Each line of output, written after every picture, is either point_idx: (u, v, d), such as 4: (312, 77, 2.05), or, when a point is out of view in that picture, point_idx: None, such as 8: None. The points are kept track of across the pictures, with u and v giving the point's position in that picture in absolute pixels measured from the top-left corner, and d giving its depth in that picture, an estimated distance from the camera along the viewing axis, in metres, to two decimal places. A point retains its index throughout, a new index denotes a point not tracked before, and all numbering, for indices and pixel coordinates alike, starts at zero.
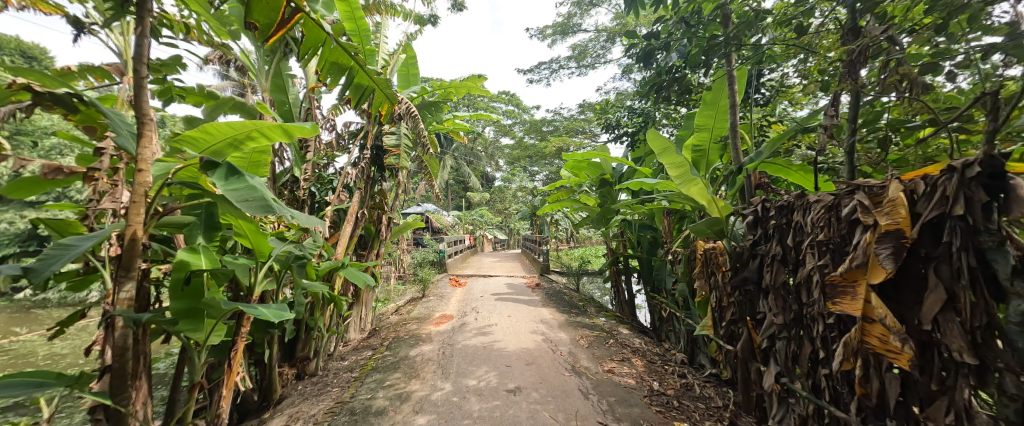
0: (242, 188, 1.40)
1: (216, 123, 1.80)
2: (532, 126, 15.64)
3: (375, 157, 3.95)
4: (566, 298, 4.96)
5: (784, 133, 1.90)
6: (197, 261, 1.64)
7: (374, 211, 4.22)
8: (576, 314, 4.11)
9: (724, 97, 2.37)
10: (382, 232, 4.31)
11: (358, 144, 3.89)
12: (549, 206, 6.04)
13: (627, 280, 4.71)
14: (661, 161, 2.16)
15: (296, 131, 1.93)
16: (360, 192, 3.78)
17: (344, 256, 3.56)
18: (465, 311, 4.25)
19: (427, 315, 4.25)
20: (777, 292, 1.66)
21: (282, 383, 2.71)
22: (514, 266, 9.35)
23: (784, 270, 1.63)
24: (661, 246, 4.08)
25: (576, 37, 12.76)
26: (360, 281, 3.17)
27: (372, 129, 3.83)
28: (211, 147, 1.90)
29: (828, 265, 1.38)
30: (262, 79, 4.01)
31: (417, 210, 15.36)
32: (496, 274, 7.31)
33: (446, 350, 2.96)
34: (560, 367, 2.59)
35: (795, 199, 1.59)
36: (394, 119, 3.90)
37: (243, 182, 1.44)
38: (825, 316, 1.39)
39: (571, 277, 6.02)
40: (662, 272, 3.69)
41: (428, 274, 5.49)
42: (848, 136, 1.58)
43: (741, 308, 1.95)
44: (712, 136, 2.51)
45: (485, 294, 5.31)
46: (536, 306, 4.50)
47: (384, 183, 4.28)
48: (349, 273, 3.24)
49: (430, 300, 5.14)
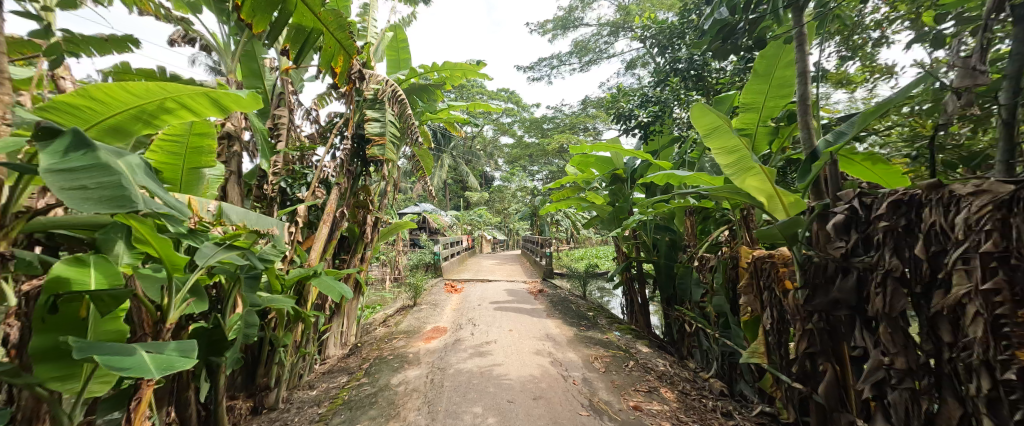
0: (83, 167, 1.02)
1: (107, 85, 1.27)
2: (532, 123, 15.14)
3: (355, 147, 3.44)
4: (573, 307, 4.47)
5: (880, 105, 1.43)
6: (81, 278, 1.19)
7: (357, 210, 3.73)
8: (586, 327, 3.61)
9: (781, 67, 1.91)
10: (366, 234, 3.80)
11: (337, 133, 3.39)
12: (552, 206, 5.55)
13: (642, 287, 4.22)
14: (708, 143, 1.68)
15: (230, 99, 1.46)
16: (338, 187, 3.28)
17: (319, 263, 3.07)
18: (460, 324, 3.76)
19: (416, 328, 3.75)
20: (891, 324, 1.18)
21: (233, 420, 2.21)
22: (514, 269, 8.87)
23: (904, 293, 1.15)
24: (681, 250, 3.60)
25: (578, 32, 12.30)
26: (334, 293, 2.71)
27: (353, 116, 3.33)
28: (106, 120, 1.39)
29: (1005, 291, 0.90)
30: (227, 59, 3.49)
31: (413, 210, 14.86)
32: (495, 278, 6.82)
33: (435, 377, 2.46)
34: (574, 403, 2.09)
35: (924, 192, 1.10)
36: (378, 105, 3.39)
37: (91, 159, 1.05)
38: (1000, 369, 0.92)
39: (577, 282, 5.53)
40: (686, 280, 3.20)
41: (419, 280, 5.00)
42: (1005, 101, 1.10)
43: (822, 337, 1.46)
44: (763, 115, 2.05)
45: (483, 302, 4.81)
46: (540, 317, 4.01)
47: (368, 178, 3.78)
48: (321, 282, 2.76)
49: (422, 308, 4.64)
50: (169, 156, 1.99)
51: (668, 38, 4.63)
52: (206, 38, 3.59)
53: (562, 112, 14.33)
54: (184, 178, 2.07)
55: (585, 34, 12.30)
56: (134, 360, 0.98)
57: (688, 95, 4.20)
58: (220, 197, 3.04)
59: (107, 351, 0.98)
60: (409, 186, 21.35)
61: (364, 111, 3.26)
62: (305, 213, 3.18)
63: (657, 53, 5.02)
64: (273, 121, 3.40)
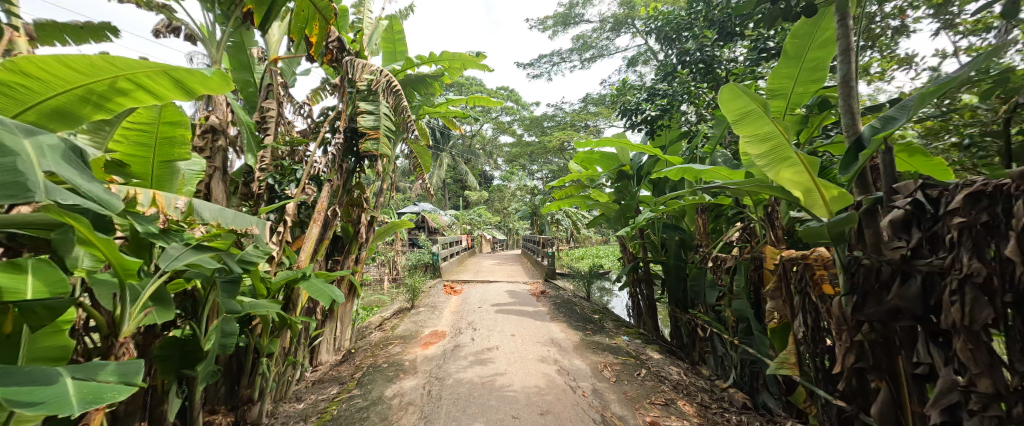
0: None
1: (41, 58, 1.09)
2: (532, 121, 14.95)
3: (347, 141, 3.24)
4: (578, 309, 4.28)
5: (944, 84, 1.24)
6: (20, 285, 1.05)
7: (350, 208, 3.53)
8: (593, 331, 3.43)
9: (817, 47, 1.73)
10: (361, 234, 3.61)
11: (328, 127, 3.20)
12: (554, 204, 5.36)
13: (649, 289, 4.03)
14: (736, 131, 1.52)
15: (192, 75, 1.28)
16: (330, 184, 3.09)
17: (308, 265, 2.88)
18: (460, 328, 3.57)
19: (413, 333, 3.56)
20: (971, 338, 1.00)
21: None
22: (514, 269, 8.67)
23: (988, 303, 0.96)
24: (692, 250, 3.42)
25: (578, 28, 12.10)
26: (325, 296, 2.53)
27: (345, 108, 3.13)
28: (47, 101, 1.20)
29: None
30: (212, 49, 3.30)
31: (412, 209, 14.69)
32: (496, 279, 6.63)
33: (433, 389, 2.27)
34: (585, 419, 1.91)
35: (1013, 183, 0.91)
36: (371, 97, 3.19)
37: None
38: None
39: (580, 283, 5.33)
40: (699, 282, 3.01)
41: (417, 282, 4.80)
42: None
43: (874, 350, 1.28)
44: (791, 103, 1.88)
45: (483, 304, 4.61)
46: (543, 320, 3.82)
47: (362, 175, 3.58)
48: (311, 285, 2.58)
49: (420, 311, 4.45)
50: (138, 147, 1.82)
51: (676, 29, 4.43)
52: (189, 27, 3.39)
53: (562, 109, 14.13)
54: (157, 173, 1.89)
55: (586, 30, 12.11)
56: (55, 390, 0.80)
57: (697, 88, 4.01)
58: (203, 194, 2.85)
59: (19, 379, 0.80)
60: (408, 186, 21.13)
61: (357, 102, 3.06)
62: (294, 212, 2.99)
63: (663, 45, 4.84)
64: (261, 113, 3.21)
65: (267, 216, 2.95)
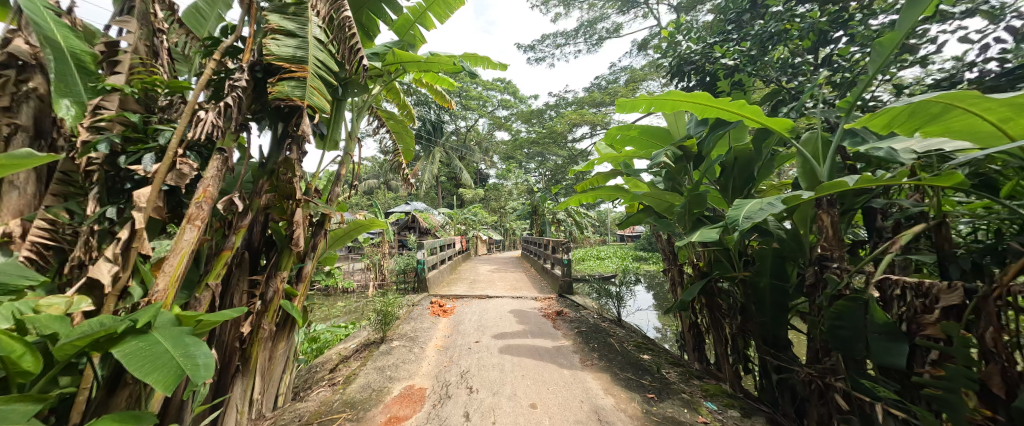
0: None
1: None
2: (531, 112, 13.67)
3: (256, 86, 1.97)
4: (616, 345, 3.03)
5: None
6: None
7: (280, 200, 2.29)
8: (658, 394, 2.18)
9: None
10: (295, 240, 2.33)
11: (226, 62, 1.91)
12: (575, 200, 4.09)
13: (719, 317, 2.80)
14: None
15: None
16: (223, 157, 1.83)
17: (171, 298, 1.63)
18: (447, 388, 2.31)
19: (375, 394, 2.29)
20: None
21: None
22: (516, 277, 7.42)
23: None
24: (808, 264, 2.20)
25: (584, 7, 10.86)
26: (164, 370, 1.25)
27: (250, 29, 1.86)
28: None
29: None
30: None
31: (402, 209, 13.33)
32: (496, 292, 5.37)
33: None
34: None
35: None
36: (297, 11, 1.92)
37: None
38: None
39: (608, 301, 4.08)
40: (850, 323, 1.76)
41: (391, 303, 3.53)
42: None
43: None
44: None
45: (481, 335, 3.36)
46: (572, 367, 2.57)
47: (292, 149, 2.30)
48: (145, 345, 1.30)
49: (392, 347, 3.18)
50: None
51: None
52: None
53: (564, 98, 12.84)
54: None
55: (592, 9, 10.86)
56: None
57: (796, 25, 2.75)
58: None
59: None
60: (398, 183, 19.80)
61: (266, 15, 1.80)
62: (155, 203, 1.73)
63: None
64: (116, 38, 1.91)
65: (105, 211, 1.68)
